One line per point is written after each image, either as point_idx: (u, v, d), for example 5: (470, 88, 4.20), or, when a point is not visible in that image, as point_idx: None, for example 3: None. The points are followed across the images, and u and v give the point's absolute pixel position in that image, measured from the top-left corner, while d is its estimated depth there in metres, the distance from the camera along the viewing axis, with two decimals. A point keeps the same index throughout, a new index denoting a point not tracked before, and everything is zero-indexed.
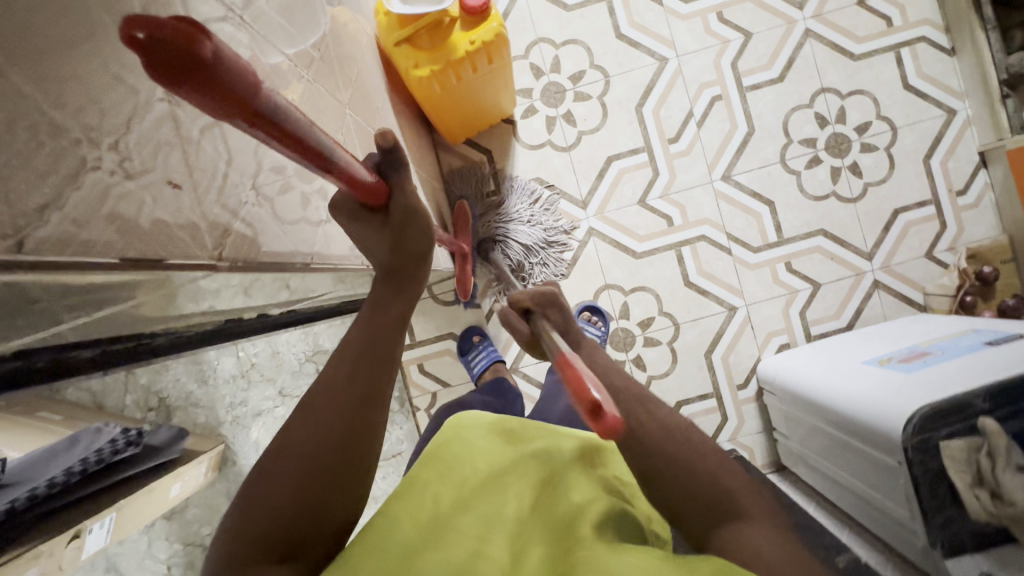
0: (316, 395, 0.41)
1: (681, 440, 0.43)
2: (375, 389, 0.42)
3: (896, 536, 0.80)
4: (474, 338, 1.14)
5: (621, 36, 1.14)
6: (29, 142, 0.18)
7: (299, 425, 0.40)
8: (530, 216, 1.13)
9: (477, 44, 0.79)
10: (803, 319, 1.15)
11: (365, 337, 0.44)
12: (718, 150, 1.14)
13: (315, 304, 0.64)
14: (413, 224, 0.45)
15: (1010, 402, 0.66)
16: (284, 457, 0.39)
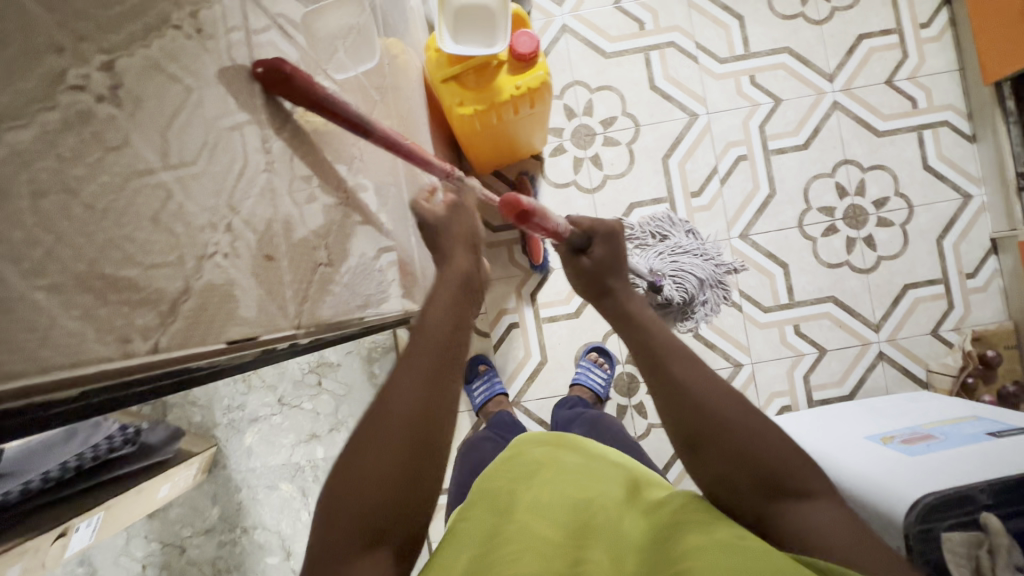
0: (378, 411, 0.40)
1: (779, 445, 0.45)
2: (442, 400, 0.41)
3: None
4: (479, 367, 1.16)
5: (654, 88, 1.17)
6: (152, 239, 0.21)
7: (375, 420, 0.39)
8: (693, 250, 1.14)
9: (521, 89, 0.80)
10: (806, 383, 1.16)
11: (428, 345, 0.42)
12: (739, 209, 1.17)
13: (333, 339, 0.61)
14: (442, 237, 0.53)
15: (1009, 499, 0.67)
16: (364, 449, 0.39)
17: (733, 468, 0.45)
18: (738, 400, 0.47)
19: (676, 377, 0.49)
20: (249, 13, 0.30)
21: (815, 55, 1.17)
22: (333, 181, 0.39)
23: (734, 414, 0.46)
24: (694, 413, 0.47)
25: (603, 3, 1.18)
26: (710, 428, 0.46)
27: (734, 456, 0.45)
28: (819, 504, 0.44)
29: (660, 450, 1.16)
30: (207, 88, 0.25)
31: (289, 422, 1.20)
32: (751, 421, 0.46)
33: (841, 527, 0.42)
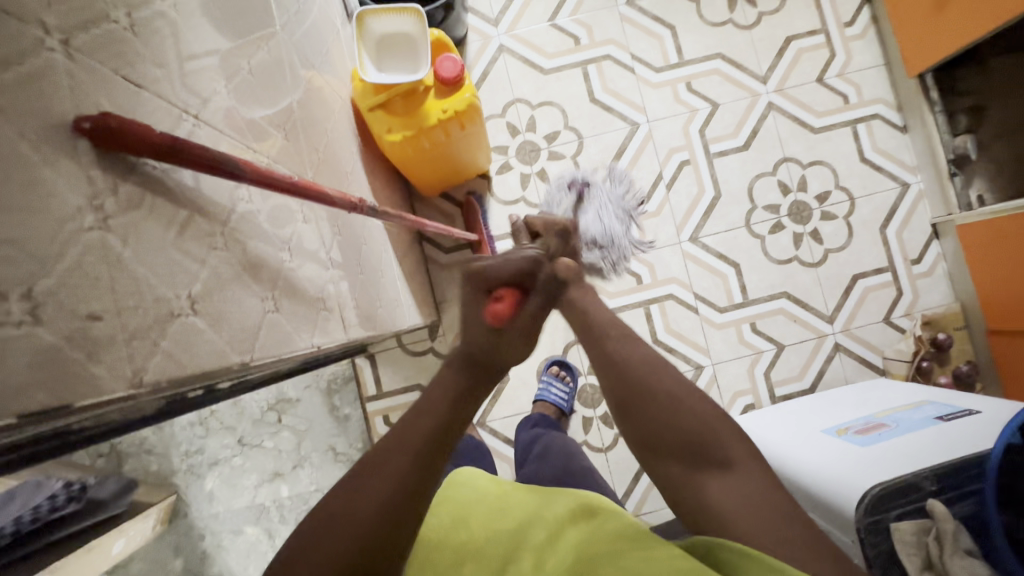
0: (368, 473, 0.42)
1: (702, 409, 0.49)
2: (437, 467, 0.43)
3: None
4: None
5: (594, 100, 1.19)
6: None
7: (382, 446, 0.43)
8: (609, 195, 1.16)
9: (449, 112, 0.81)
10: (767, 380, 1.16)
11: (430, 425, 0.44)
12: (687, 213, 1.18)
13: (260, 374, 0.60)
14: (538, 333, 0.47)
15: (954, 483, 0.67)
16: (369, 467, 0.42)
17: (667, 435, 0.48)
18: (664, 374, 0.51)
19: (611, 353, 0.53)
20: (81, 62, 0.28)
21: (747, 59, 1.20)
22: (222, 223, 0.38)
23: (659, 388, 0.50)
24: (638, 385, 0.50)
25: (538, 21, 1.20)
26: (651, 397, 0.50)
27: (670, 423, 0.48)
28: (733, 474, 0.46)
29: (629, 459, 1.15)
30: (7, 145, 0.22)
31: (250, 462, 1.18)
32: (681, 392, 0.50)
33: (757, 498, 0.45)
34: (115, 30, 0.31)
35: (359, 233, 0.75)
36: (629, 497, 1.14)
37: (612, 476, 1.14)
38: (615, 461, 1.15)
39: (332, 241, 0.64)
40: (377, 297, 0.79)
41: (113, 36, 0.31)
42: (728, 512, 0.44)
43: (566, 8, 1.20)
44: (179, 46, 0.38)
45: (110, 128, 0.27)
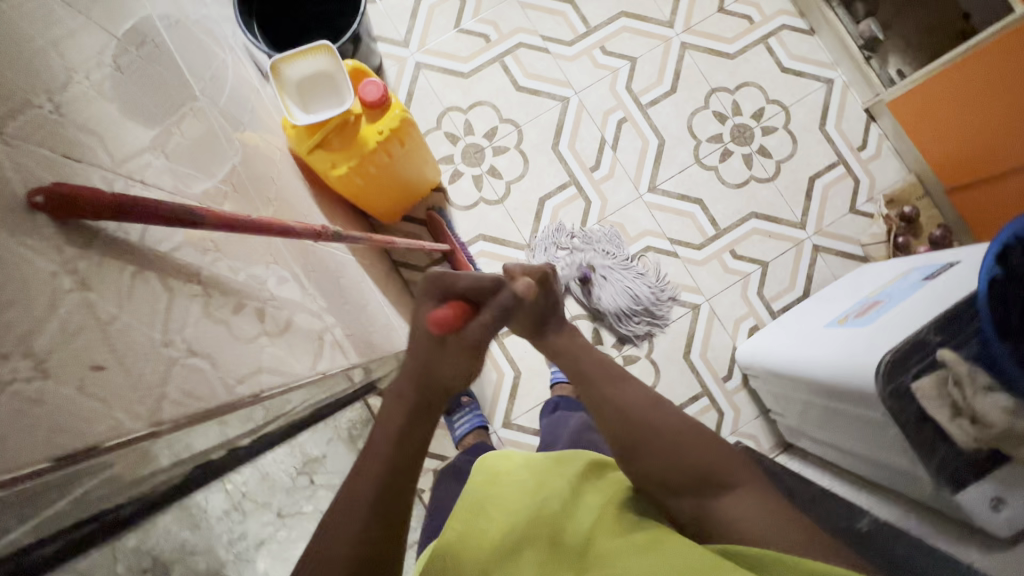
0: (361, 482, 0.50)
1: (692, 440, 0.57)
2: (404, 471, 0.51)
3: (897, 481, 0.78)
4: (463, 398, 1.12)
5: (521, 89, 1.22)
6: None
7: (354, 479, 0.50)
8: (615, 266, 1.17)
9: (385, 132, 0.83)
10: (762, 299, 1.19)
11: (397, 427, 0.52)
12: (638, 166, 1.21)
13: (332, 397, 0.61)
14: (478, 355, 0.57)
15: (955, 330, 0.69)
16: (346, 500, 0.49)
17: (663, 465, 0.56)
18: (660, 411, 0.60)
19: (607, 397, 0.61)
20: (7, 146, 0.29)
21: (649, 10, 1.25)
22: (192, 275, 0.40)
23: (660, 427, 0.58)
24: (626, 421, 0.59)
25: (445, 31, 1.23)
26: (640, 429, 0.58)
27: (664, 453, 0.57)
28: (742, 492, 0.54)
29: None
30: None
31: (295, 531, 1.15)
32: (667, 424, 0.59)
33: (758, 509, 0.53)
34: (39, 117, 0.32)
35: (331, 266, 0.76)
36: None
37: None
38: None
39: (308, 279, 0.65)
40: (367, 324, 0.80)
41: (39, 123, 0.32)
42: (732, 525, 0.52)
43: (469, 12, 1.23)
44: (110, 121, 0.39)
45: (60, 197, 0.28)
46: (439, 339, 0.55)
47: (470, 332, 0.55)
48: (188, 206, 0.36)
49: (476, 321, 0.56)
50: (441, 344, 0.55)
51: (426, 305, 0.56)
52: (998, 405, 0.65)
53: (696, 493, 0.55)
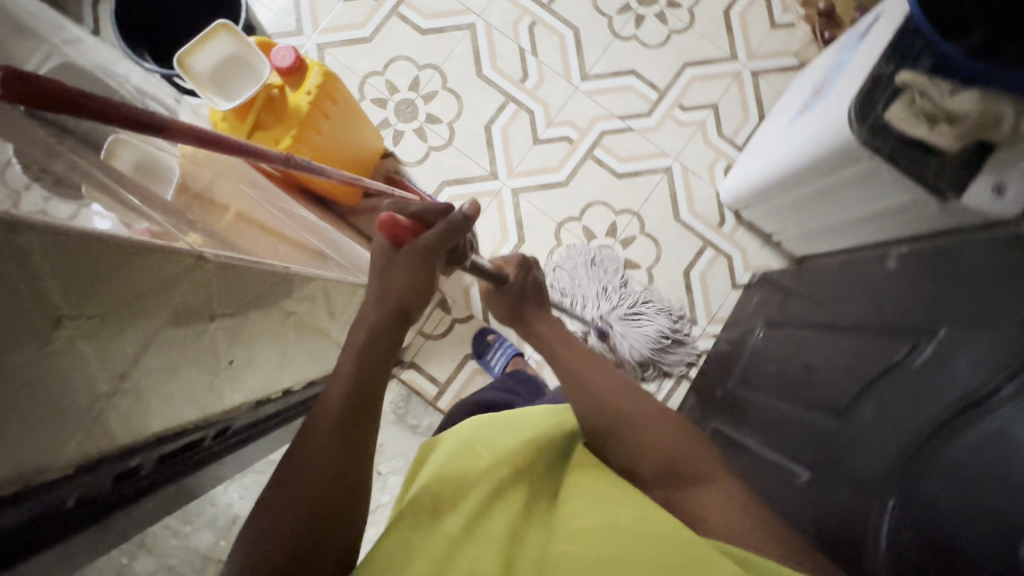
0: (325, 402, 0.50)
1: (669, 432, 0.59)
2: (353, 456, 0.49)
3: (916, 218, 0.77)
4: (490, 338, 1.16)
5: (426, 32, 1.21)
6: None
7: (300, 455, 0.48)
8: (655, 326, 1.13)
9: (313, 92, 0.82)
10: (725, 138, 1.20)
11: (357, 360, 0.51)
12: (564, 61, 1.21)
13: (256, 395, 0.62)
14: (431, 269, 0.56)
15: (903, 51, 0.72)
16: (289, 473, 0.47)
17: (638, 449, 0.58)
18: (638, 399, 0.62)
19: (586, 385, 0.63)
20: None
21: None
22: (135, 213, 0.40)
23: (641, 417, 0.60)
24: (606, 404, 0.61)
25: (333, 6, 1.21)
26: (619, 411, 0.60)
27: (641, 436, 0.59)
28: (704, 484, 0.54)
29: (670, 279, 1.18)
30: None
31: None
32: (642, 412, 0.60)
33: (728, 501, 0.52)
34: None
35: (306, 233, 0.75)
36: (695, 307, 1.18)
37: (669, 300, 1.18)
38: (662, 289, 1.18)
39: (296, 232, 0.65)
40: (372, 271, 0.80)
41: None
42: (699, 513, 0.52)
43: None
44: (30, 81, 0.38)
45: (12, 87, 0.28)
46: (387, 251, 0.56)
47: (422, 239, 0.56)
48: (148, 112, 0.35)
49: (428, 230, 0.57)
50: (388, 258, 0.55)
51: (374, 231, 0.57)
52: (968, 96, 0.65)
53: (668, 479, 0.57)
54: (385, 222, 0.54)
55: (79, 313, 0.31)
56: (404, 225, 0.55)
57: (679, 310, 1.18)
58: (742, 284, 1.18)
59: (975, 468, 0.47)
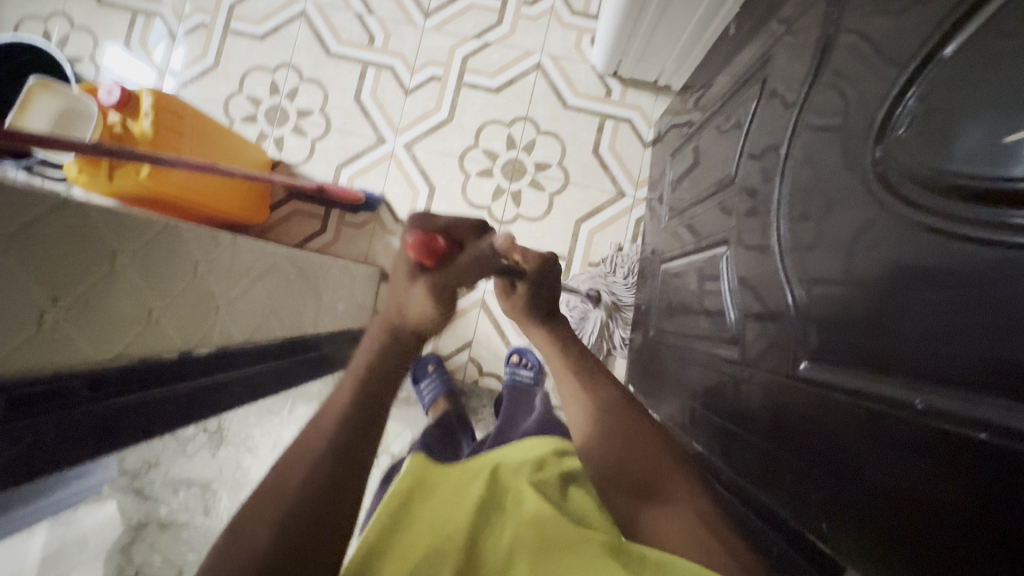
0: (314, 436, 0.41)
1: (669, 457, 0.53)
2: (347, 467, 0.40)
3: None
4: (428, 367, 1.13)
5: (264, 36, 1.21)
6: None
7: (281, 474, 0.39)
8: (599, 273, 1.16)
9: (151, 114, 0.82)
10: (578, 13, 1.20)
11: (351, 399, 0.43)
12: (401, 8, 1.21)
13: (219, 343, 0.59)
14: (455, 297, 0.51)
15: None
16: (264, 501, 0.37)
17: (633, 470, 0.53)
18: (644, 425, 0.57)
19: (599, 405, 0.60)
20: None
21: None
22: None
23: (636, 435, 0.56)
24: (612, 428, 0.57)
25: (169, 50, 1.22)
26: (625, 435, 0.56)
27: (645, 457, 0.54)
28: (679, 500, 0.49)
29: (584, 164, 1.19)
30: None
31: None
32: (648, 436, 0.56)
33: (694, 521, 0.46)
34: None
35: None
36: (616, 178, 1.18)
37: (590, 183, 1.18)
38: (582, 177, 1.18)
39: None
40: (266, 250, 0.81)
41: None
42: (659, 536, 0.47)
43: (173, 20, 1.22)
44: None
45: None
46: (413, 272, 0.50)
47: (453, 265, 0.50)
48: None
49: (463, 254, 0.51)
50: (411, 279, 0.50)
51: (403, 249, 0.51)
52: None
53: (644, 500, 0.51)
54: (417, 239, 0.48)
55: (2, 234, 0.33)
56: (435, 243, 0.49)
57: (604, 188, 1.18)
58: (651, 139, 1.19)
59: (906, 153, 0.37)
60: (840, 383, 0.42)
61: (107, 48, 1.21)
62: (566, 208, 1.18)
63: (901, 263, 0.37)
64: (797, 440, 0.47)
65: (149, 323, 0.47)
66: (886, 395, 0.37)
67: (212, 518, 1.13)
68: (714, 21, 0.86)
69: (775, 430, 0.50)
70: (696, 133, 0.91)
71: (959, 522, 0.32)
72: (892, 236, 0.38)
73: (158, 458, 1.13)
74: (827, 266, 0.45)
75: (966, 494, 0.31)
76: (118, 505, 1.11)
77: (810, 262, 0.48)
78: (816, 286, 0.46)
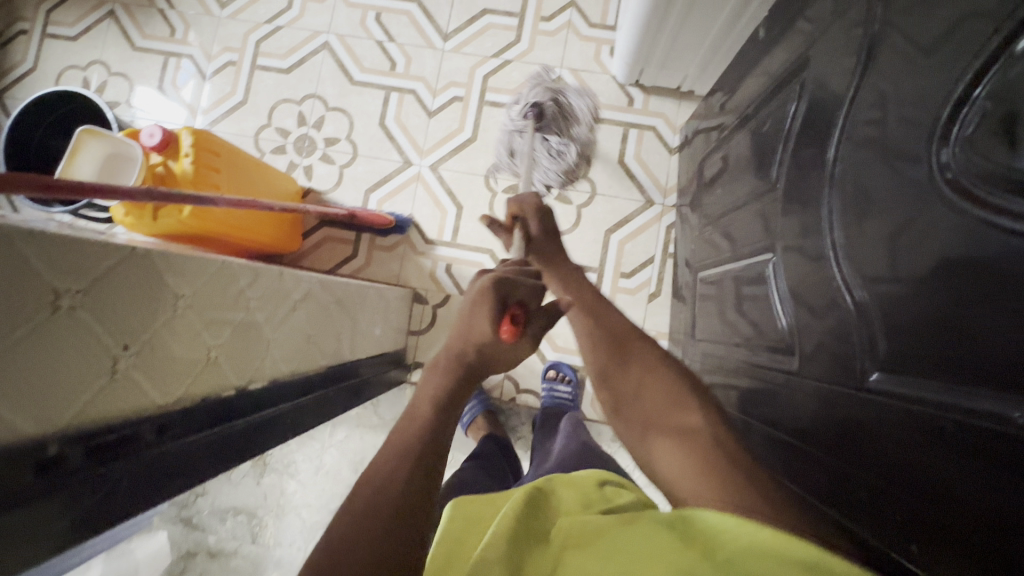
0: (381, 456, 0.41)
1: (666, 374, 0.60)
2: (424, 477, 0.40)
3: None
4: None
5: (289, 70, 1.25)
6: None
7: (363, 484, 0.39)
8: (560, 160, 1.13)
9: (190, 152, 0.84)
10: (595, 25, 1.21)
11: (429, 419, 0.44)
12: (420, 32, 1.24)
13: (268, 375, 0.60)
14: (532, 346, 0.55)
15: None
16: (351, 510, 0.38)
17: (636, 391, 0.60)
18: (642, 350, 0.63)
19: (604, 327, 0.67)
20: None
21: None
22: None
23: (639, 364, 0.62)
24: (613, 346, 0.64)
25: (200, 88, 1.26)
26: (623, 354, 0.63)
27: (642, 377, 0.60)
28: (675, 420, 0.54)
29: (610, 174, 1.18)
30: None
31: None
32: (650, 363, 0.61)
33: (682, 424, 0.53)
34: None
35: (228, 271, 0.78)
36: (643, 187, 1.17)
37: (618, 193, 1.17)
38: (608, 186, 1.18)
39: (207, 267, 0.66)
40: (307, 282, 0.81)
41: None
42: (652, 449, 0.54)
43: (203, 60, 1.26)
44: None
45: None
46: (496, 337, 0.50)
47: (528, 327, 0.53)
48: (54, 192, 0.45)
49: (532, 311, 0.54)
50: (497, 343, 0.50)
51: (481, 312, 0.50)
52: None
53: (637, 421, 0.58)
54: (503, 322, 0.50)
55: (75, 287, 0.34)
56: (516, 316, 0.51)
57: (631, 197, 1.17)
58: (676, 145, 1.18)
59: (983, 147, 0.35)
60: (917, 396, 0.40)
61: (143, 92, 1.26)
62: (595, 218, 1.17)
63: (977, 268, 0.35)
64: (866, 453, 0.45)
65: (207, 363, 0.48)
66: (950, 403, 0.37)
67: (260, 545, 1.15)
68: (739, 24, 0.85)
69: (844, 444, 0.48)
70: (726, 137, 0.90)
71: (976, 503, 0.35)
72: (963, 247, 0.36)
73: (206, 487, 1.18)
74: (889, 275, 0.43)
75: (993, 484, 0.34)
76: (169, 535, 1.15)
77: (868, 270, 0.46)
78: (879, 291, 0.45)
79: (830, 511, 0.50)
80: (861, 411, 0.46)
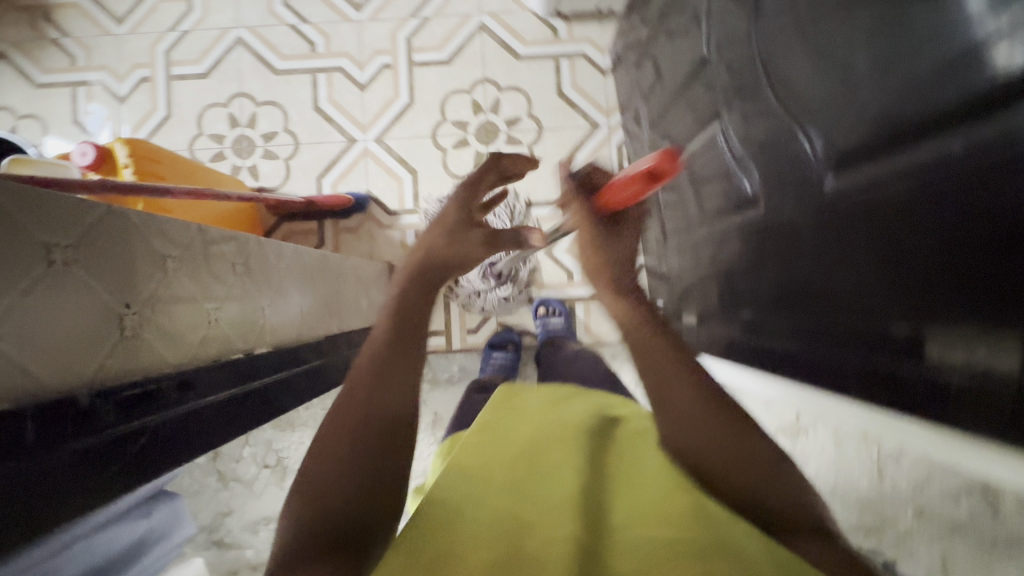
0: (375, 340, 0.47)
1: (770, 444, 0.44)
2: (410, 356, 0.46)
3: None
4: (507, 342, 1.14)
5: (208, 74, 1.21)
6: None
7: (366, 361, 0.45)
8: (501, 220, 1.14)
9: (128, 161, 0.82)
10: None
11: (388, 341, 0.46)
12: (332, 8, 1.21)
13: (269, 339, 0.60)
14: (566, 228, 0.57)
15: None
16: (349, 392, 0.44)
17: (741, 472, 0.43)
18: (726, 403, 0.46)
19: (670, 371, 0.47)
20: None
21: None
22: None
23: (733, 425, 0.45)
24: (687, 399, 0.46)
25: (119, 111, 1.21)
26: (711, 415, 0.45)
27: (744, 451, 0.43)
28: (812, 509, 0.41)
29: (553, 108, 1.20)
30: None
31: None
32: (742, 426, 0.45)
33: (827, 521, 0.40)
34: None
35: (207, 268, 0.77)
36: (586, 113, 1.20)
37: (564, 123, 1.19)
38: (553, 120, 1.19)
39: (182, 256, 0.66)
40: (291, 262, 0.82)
41: None
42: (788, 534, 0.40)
43: (114, 82, 1.21)
44: None
45: None
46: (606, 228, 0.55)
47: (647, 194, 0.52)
48: None
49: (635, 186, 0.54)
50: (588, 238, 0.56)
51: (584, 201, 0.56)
52: None
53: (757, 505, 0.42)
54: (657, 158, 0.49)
55: (64, 242, 0.36)
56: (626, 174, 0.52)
57: (578, 125, 1.19)
58: (608, 67, 1.20)
59: None
60: (898, 176, 0.42)
61: (59, 128, 1.20)
62: (549, 153, 1.19)
63: (915, 30, 0.38)
64: (877, 262, 0.46)
65: (211, 325, 0.50)
66: (934, 154, 0.39)
67: None
68: None
69: (830, 261, 0.52)
70: (651, 38, 0.92)
71: (994, 235, 0.36)
72: (885, 27, 0.41)
73: (230, 505, 1.17)
74: (822, 90, 0.48)
75: (1002, 206, 0.35)
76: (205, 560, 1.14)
77: (804, 99, 0.50)
78: (826, 115, 0.48)
79: (823, 324, 0.55)
80: (858, 233, 0.47)
